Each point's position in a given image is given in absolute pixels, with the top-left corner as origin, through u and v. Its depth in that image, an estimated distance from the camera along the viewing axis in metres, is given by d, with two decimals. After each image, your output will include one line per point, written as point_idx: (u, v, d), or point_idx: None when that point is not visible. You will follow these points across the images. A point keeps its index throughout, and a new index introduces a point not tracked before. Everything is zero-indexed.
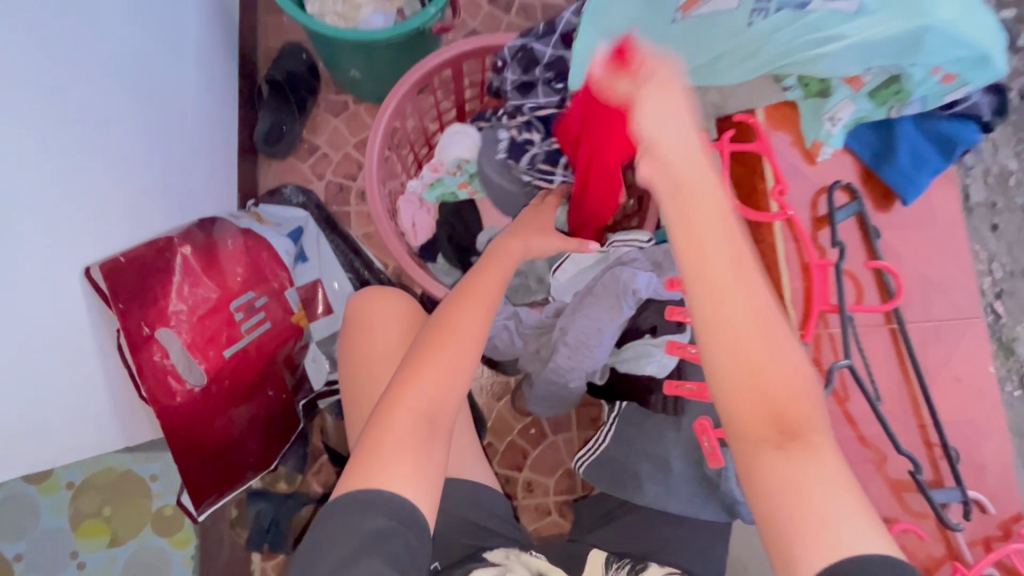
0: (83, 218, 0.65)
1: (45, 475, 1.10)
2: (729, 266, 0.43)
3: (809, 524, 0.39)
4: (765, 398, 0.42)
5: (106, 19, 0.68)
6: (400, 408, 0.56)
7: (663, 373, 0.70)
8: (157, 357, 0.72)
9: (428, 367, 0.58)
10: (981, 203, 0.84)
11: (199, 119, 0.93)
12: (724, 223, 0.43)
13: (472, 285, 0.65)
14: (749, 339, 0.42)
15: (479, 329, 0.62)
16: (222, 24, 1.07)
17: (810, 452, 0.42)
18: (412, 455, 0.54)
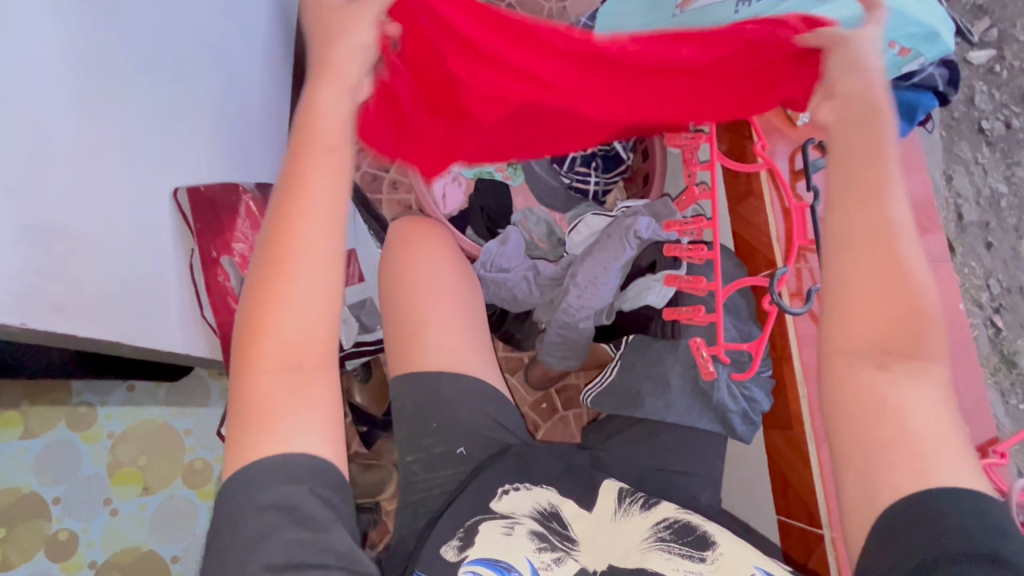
0: (170, 148, 0.78)
1: (89, 423, 1.17)
2: (881, 217, 0.46)
3: (905, 462, 0.43)
4: (886, 348, 0.45)
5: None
6: (255, 364, 0.48)
7: (662, 303, 0.80)
8: (221, 278, 0.85)
9: (279, 304, 0.47)
10: (974, 221, 1.05)
11: (261, 98, 1.07)
12: (862, 188, 0.47)
13: (300, 165, 0.49)
14: (884, 305, 0.45)
15: (330, 230, 0.48)
16: (284, 27, 1.21)
17: (921, 390, 0.45)
18: (295, 401, 0.48)
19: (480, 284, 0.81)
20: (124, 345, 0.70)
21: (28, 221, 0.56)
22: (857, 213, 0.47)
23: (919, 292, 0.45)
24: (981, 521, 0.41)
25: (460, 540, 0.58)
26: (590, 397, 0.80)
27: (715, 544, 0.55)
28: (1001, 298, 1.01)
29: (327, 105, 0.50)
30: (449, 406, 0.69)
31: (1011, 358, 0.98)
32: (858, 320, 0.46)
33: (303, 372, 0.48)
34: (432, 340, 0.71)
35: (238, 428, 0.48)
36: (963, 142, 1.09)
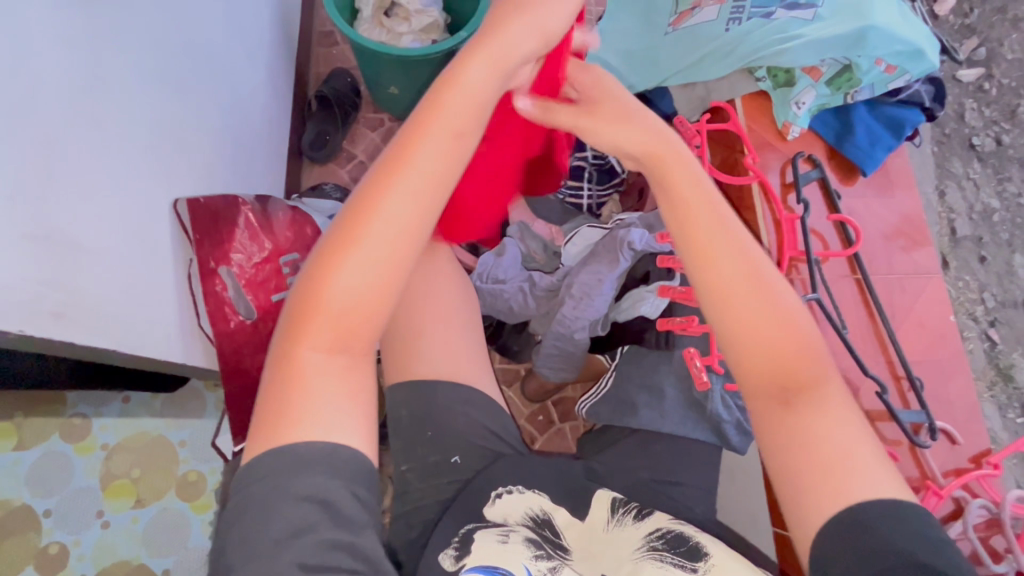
0: (172, 159, 0.79)
1: (83, 435, 1.17)
2: (740, 271, 0.51)
3: (825, 485, 0.46)
4: (785, 383, 0.49)
5: (198, 16, 0.84)
6: (307, 333, 0.49)
7: (656, 314, 0.82)
8: (218, 288, 0.86)
9: (345, 273, 0.48)
10: (969, 236, 1.06)
11: (262, 111, 1.09)
12: (722, 247, 0.52)
13: (419, 135, 0.50)
14: (770, 342, 0.50)
15: (427, 208, 0.50)
16: (284, 43, 1.23)
17: (830, 415, 0.48)
18: (335, 380, 0.50)
19: (474, 295, 0.82)
20: (122, 355, 0.71)
21: (30, 228, 0.57)
22: (721, 268, 0.51)
23: (796, 331, 0.50)
24: (906, 535, 0.43)
25: (456, 549, 0.59)
26: (584, 408, 0.81)
27: (706, 555, 0.56)
28: (997, 312, 1.02)
29: (468, 83, 0.52)
30: (444, 414, 0.69)
31: (1008, 372, 0.99)
32: (754, 362, 0.50)
33: (352, 347, 0.50)
34: (429, 350, 0.72)
35: (278, 396, 0.49)
36: (956, 157, 1.10)
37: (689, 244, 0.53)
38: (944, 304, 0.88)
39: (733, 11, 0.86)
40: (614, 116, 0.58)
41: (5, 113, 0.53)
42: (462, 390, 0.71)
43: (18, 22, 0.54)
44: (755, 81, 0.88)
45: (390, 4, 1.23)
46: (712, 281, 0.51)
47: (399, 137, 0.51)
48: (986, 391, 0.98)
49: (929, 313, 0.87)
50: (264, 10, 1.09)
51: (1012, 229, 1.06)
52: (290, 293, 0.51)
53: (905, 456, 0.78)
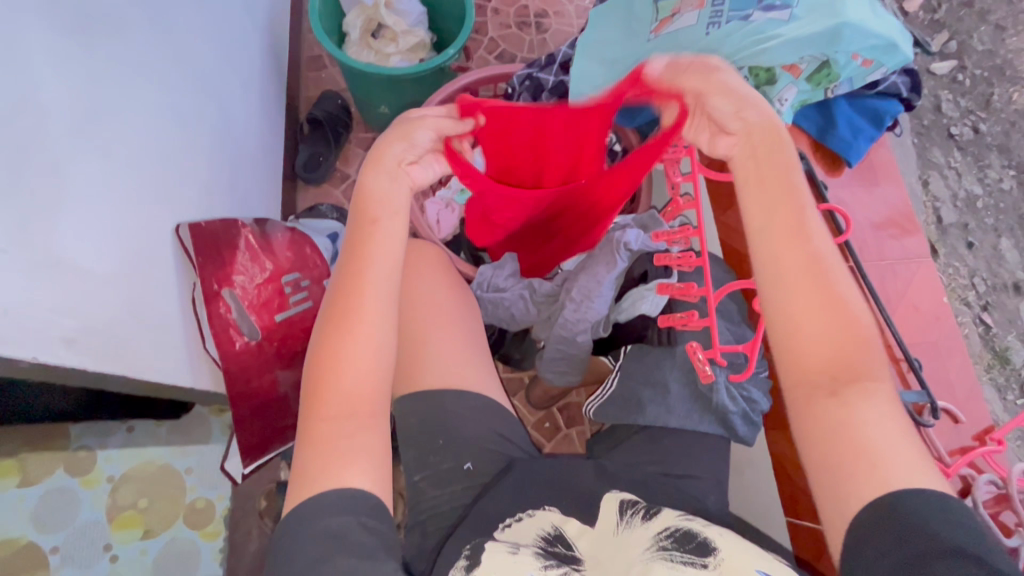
0: (173, 184, 0.81)
1: (88, 468, 1.16)
2: (805, 263, 0.54)
3: (869, 478, 0.48)
4: (837, 374, 0.51)
5: (192, 46, 0.86)
6: (320, 406, 0.55)
7: (657, 311, 0.82)
8: (222, 310, 0.85)
9: (343, 357, 0.55)
10: (956, 223, 1.08)
11: (256, 134, 1.11)
12: (799, 235, 0.54)
13: (361, 240, 0.58)
14: (829, 336, 0.52)
15: (390, 287, 0.58)
16: (276, 69, 1.26)
17: (878, 407, 0.50)
18: (346, 436, 0.54)
19: (476, 306, 0.83)
20: (134, 381, 0.72)
21: (40, 257, 0.59)
22: (787, 264, 0.54)
23: (856, 327, 0.52)
24: (943, 520, 0.45)
25: (467, 560, 0.57)
26: (592, 409, 0.81)
27: (716, 549, 0.54)
28: (989, 296, 1.04)
29: (376, 185, 0.59)
30: (453, 420, 0.70)
31: (1005, 355, 1.00)
32: (809, 349, 0.53)
33: (357, 413, 0.55)
34: (439, 365, 0.72)
35: (301, 465, 0.55)
36: (936, 148, 1.14)
37: (759, 232, 0.56)
38: (935, 287, 0.90)
39: (713, 14, 0.87)
40: (737, 97, 0.57)
41: (10, 145, 0.55)
42: (471, 394, 0.71)
43: (23, 64, 0.57)
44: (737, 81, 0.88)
45: (377, 26, 1.26)
46: (780, 269, 0.54)
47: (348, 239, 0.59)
48: (985, 374, 0.99)
49: (920, 297, 0.89)
50: (253, 37, 1.11)
51: (996, 215, 1.07)
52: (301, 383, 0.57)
53: None
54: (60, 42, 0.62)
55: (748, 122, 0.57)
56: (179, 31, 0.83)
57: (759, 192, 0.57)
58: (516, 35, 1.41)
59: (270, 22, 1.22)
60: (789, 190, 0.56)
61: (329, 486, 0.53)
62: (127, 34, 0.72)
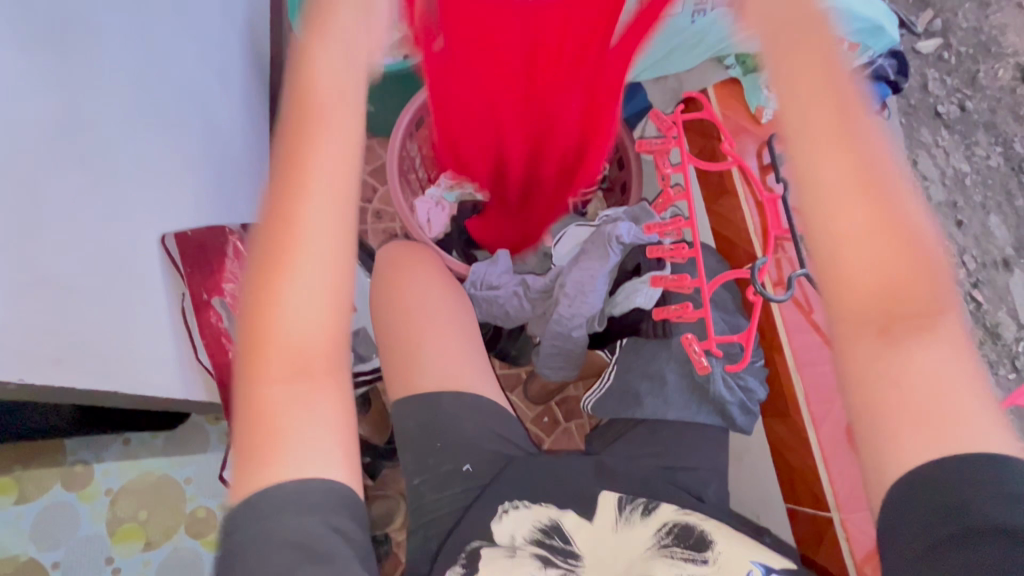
0: (159, 194, 0.80)
1: (86, 482, 1.15)
2: (853, 165, 0.39)
3: (919, 435, 0.40)
4: (890, 309, 0.40)
5: (171, 53, 0.85)
6: (262, 369, 0.47)
7: (651, 304, 0.81)
8: (213, 319, 0.84)
9: (282, 304, 0.45)
10: (945, 202, 1.08)
11: (241, 137, 1.09)
12: (854, 123, 0.40)
13: (299, 151, 0.44)
14: (886, 260, 0.39)
15: (342, 221, 0.46)
16: (258, 71, 1.23)
17: (943, 348, 0.40)
18: (301, 403, 0.47)
19: (471, 305, 0.82)
20: (131, 396, 0.71)
21: (23, 277, 0.57)
22: (828, 166, 0.40)
23: (920, 246, 0.40)
24: (995, 495, 0.40)
25: (465, 567, 0.59)
26: (591, 403, 0.82)
27: (712, 542, 0.57)
28: (979, 274, 1.04)
29: (322, 63, 0.45)
30: (449, 422, 0.69)
31: (997, 330, 1.00)
32: (859, 279, 0.40)
33: (311, 377, 0.48)
34: (434, 365, 0.72)
35: (244, 439, 0.48)
36: (924, 128, 1.14)
37: (797, 124, 0.41)
38: None
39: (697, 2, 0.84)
40: None
41: None
42: (467, 395, 0.71)
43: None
44: (725, 68, 0.92)
45: None
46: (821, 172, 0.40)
47: (281, 145, 0.45)
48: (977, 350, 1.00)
49: None
50: (233, 38, 1.09)
51: (984, 191, 1.08)
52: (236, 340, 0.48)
53: None
54: (34, 56, 0.60)
55: None
56: (157, 37, 0.81)
57: (799, 68, 0.41)
58: None
59: (250, 23, 1.20)
60: (838, 66, 0.40)
61: (292, 478, 0.48)
62: (102, 43, 0.70)
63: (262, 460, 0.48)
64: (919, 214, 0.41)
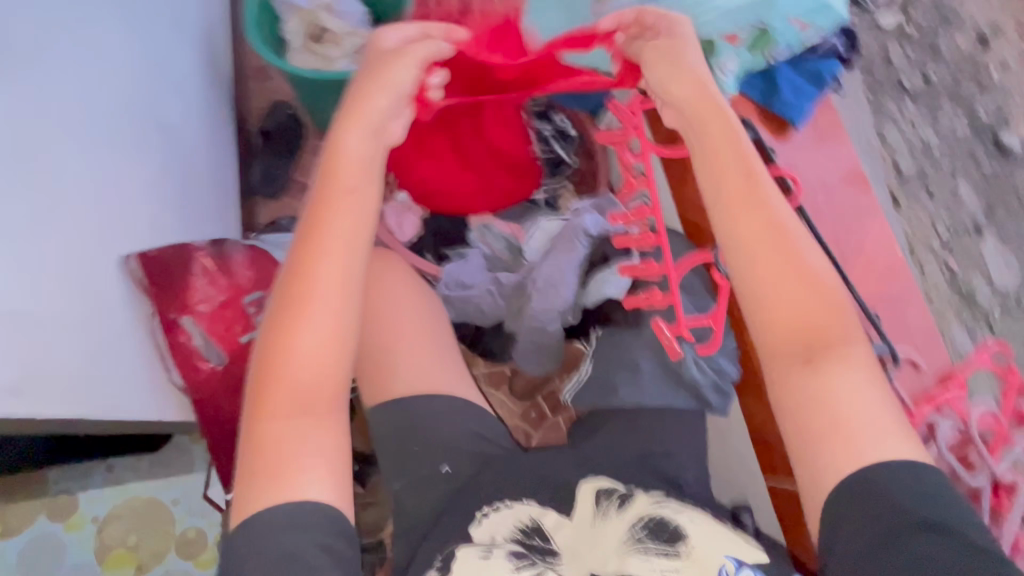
0: (114, 216, 0.79)
1: (71, 511, 1.13)
2: (759, 232, 0.57)
3: (839, 446, 0.52)
4: (803, 342, 0.55)
5: (119, 72, 0.83)
6: (270, 406, 0.56)
7: (621, 293, 0.82)
8: (182, 338, 0.84)
9: (293, 350, 0.56)
10: (915, 172, 1.06)
11: (203, 152, 1.08)
12: (757, 203, 0.57)
13: (324, 216, 0.59)
14: (790, 301, 0.55)
15: (349, 268, 0.58)
16: (218, 84, 1.22)
17: (847, 372, 0.53)
18: (302, 433, 0.56)
19: (440, 307, 0.82)
20: (88, 420, 0.72)
21: None
22: (749, 234, 0.57)
23: (817, 294, 0.55)
24: (909, 493, 0.50)
25: (440, 569, 0.59)
26: (569, 396, 0.82)
27: (687, 537, 0.59)
28: (954, 240, 1.02)
29: (352, 147, 0.61)
30: (428, 425, 0.70)
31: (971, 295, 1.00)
32: (774, 316, 0.56)
33: (312, 409, 0.57)
34: (405, 370, 0.72)
35: (251, 466, 0.56)
36: (890, 99, 1.10)
37: (719, 203, 0.58)
38: (889, 238, 0.91)
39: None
40: (667, 61, 0.61)
41: None
42: (440, 396, 0.71)
43: None
44: None
45: (319, 30, 1.23)
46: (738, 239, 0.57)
47: (311, 211, 0.60)
48: (955, 315, 0.98)
49: (875, 251, 0.91)
50: (189, 52, 1.07)
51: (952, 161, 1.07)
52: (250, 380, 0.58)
53: None
54: None
55: (691, 96, 0.60)
56: (107, 57, 0.80)
57: (714, 163, 0.59)
58: None
59: (205, 36, 1.18)
60: (743, 162, 0.58)
61: (286, 500, 0.54)
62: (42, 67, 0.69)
63: (257, 490, 0.55)
64: (818, 269, 0.56)
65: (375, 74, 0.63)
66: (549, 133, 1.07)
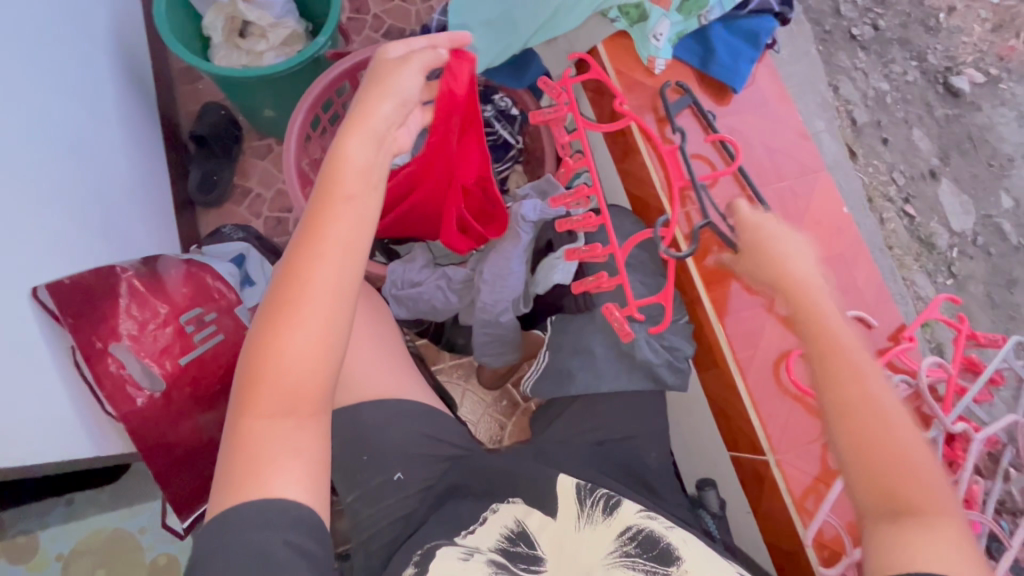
0: (26, 248, 0.74)
1: (33, 551, 1.09)
2: (849, 358, 0.53)
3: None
4: (881, 483, 0.49)
5: (24, 87, 0.77)
6: (253, 406, 0.49)
7: (569, 279, 0.80)
8: (113, 367, 0.78)
9: (281, 350, 0.48)
10: (868, 122, 1.04)
11: (126, 166, 1.01)
12: (842, 341, 0.54)
13: (324, 213, 0.51)
14: (880, 442, 0.50)
15: (348, 276, 0.51)
16: (141, 90, 1.14)
17: (934, 530, 0.46)
18: (283, 436, 0.49)
19: (383, 309, 0.80)
20: (18, 462, 0.69)
21: None
22: (838, 370, 0.53)
23: (908, 443, 0.49)
24: None
25: (417, 566, 0.57)
26: (528, 387, 0.80)
27: (678, 558, 0.55)
28: (909, 188, 1.01)
29: (356, 153, 0.53)
30: (376, 433, 0.68)
31: (930, 242, 0.99)
32: (859, 444, 0.50)
33: (296, 412, 0.50)
34: (358, 378, 0.69)
35: (226, 468, 0.49)
36: (841, 51, 1.07)
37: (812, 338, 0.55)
38: (835, 194, 0.90)
39: None
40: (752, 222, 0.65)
41: None
42: (391, 401, 0.69)
43: None
44: (610, 22, 0.88)
45: (242, 24, 1.16)
46: (828, 366, 0.53)
47: (310, 208, 0.52)
48: (914, 263, 0.98)
49: (823, 207, 0.89)
50: (99, 58, 0.99)
51: (906, 107, 1.04)
52: (234, 377, 0.51)
53: None
54: None
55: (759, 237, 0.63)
56: (3, 72, 0.74)
57: (796, 302, 0.58)
58: (400, 7, 1.32)
59: (120, 39, 1.10)
60: (819, 303, 0.57)
61: (255, 498, 0.47)
62: None
63: (237, 491, 0.48)
64: (907, 421, 0.51)
65: (377, 79, 0.56)
66: (490, 114, 1.02)
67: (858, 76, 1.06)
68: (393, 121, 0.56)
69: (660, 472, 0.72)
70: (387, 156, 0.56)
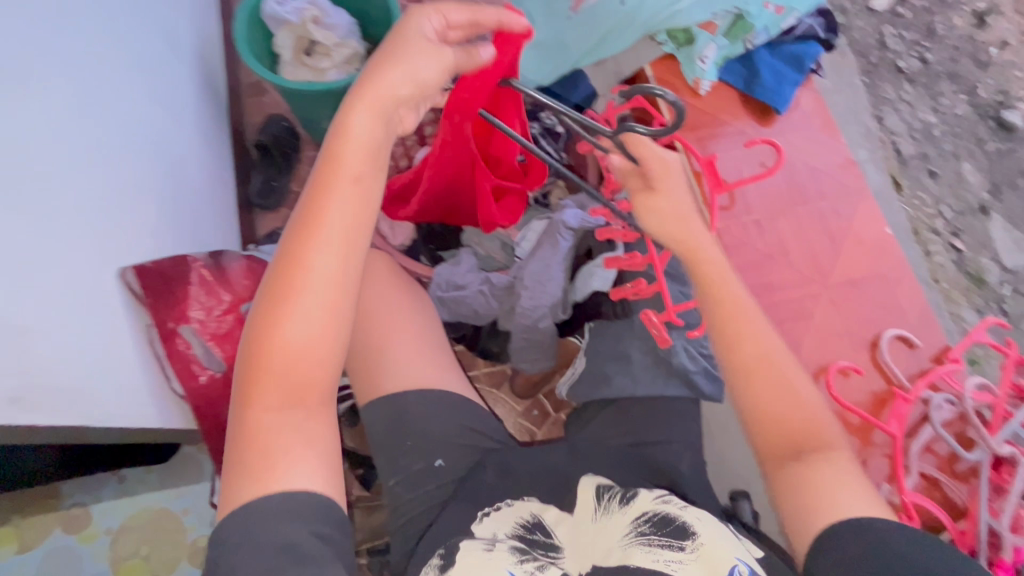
0: (113, 236, 0.81)
1: (86, 523, 1.15)
2: (758, 338, 0.62)
3: (821, 509, 0.55)
4: (793, 439, 0.59)
5: (121, 96, 0.86)
6: (258, 395, 0.52)
7: (608, 285, 0.85)
8: (181, 347, 0.86)
9: (285, 340, 0.51)
10: (915, 153, 1.04)
11: (199, 169, 1.10)
12: (742, 313, 0.63)
13: (324, 200, 0.52)
14: (789, 411, 0.59)
15: (349, 265, 0.53)
16: (214, 102, 1.24)
17: (835, 466, 0.57)
18: (291, 426, 0.53)
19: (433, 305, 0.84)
20: (96, 429, 0.75)
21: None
22: (749, 343, 0.62)
23: (802, 405, 0.60)
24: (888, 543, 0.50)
25: (442, 558, 0.59)
26: (564, 390, 0.82)
27: (693, 533, 0.56)
28: (958, 221, 1.00)
29: (359, 127, 0.53)
30: (416, 423, 0.71)
31: (978, 276, 0.98)
32: (772, 411, 0.60)
33: (301, 399, 0.53)
34: (393, 365, 0.73)
35: (235, 454, 0.52)
36: (886, 83, 1.07)
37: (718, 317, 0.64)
38: (877, 219, 0.90)
39: None
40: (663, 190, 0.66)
41: None
42: (426, 393, 0.72)
43: None
44: (658, 45, 0.93)
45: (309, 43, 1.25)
46: (736, 343, 0.62)
47: (308, 196, 0.53)
48: (963, 297, 0.97)
49: (865, 230, 0.90)
50: (183, 71, 1.09)
51: (955, 140, 1.04)
52: (235, 364, 0.54)
53: (869, 369, 0.85)
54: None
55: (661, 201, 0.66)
56: (105, 83, 0.83)
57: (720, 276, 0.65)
58: None
59: (200, 56, 1.20)
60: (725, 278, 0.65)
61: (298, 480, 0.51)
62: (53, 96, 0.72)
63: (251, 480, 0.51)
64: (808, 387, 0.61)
65: (388, 50, 0.55)
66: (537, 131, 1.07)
67: (905, 106, 1.06)
68: (408, 96, 0.55)
69: (694, 483, 0.73)
70: (392, 133, 0.57)
